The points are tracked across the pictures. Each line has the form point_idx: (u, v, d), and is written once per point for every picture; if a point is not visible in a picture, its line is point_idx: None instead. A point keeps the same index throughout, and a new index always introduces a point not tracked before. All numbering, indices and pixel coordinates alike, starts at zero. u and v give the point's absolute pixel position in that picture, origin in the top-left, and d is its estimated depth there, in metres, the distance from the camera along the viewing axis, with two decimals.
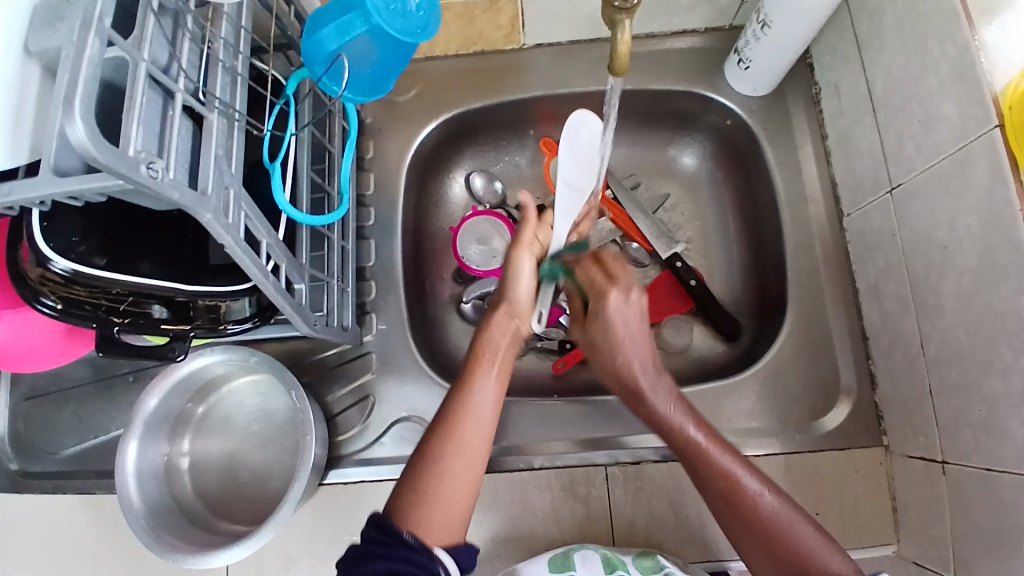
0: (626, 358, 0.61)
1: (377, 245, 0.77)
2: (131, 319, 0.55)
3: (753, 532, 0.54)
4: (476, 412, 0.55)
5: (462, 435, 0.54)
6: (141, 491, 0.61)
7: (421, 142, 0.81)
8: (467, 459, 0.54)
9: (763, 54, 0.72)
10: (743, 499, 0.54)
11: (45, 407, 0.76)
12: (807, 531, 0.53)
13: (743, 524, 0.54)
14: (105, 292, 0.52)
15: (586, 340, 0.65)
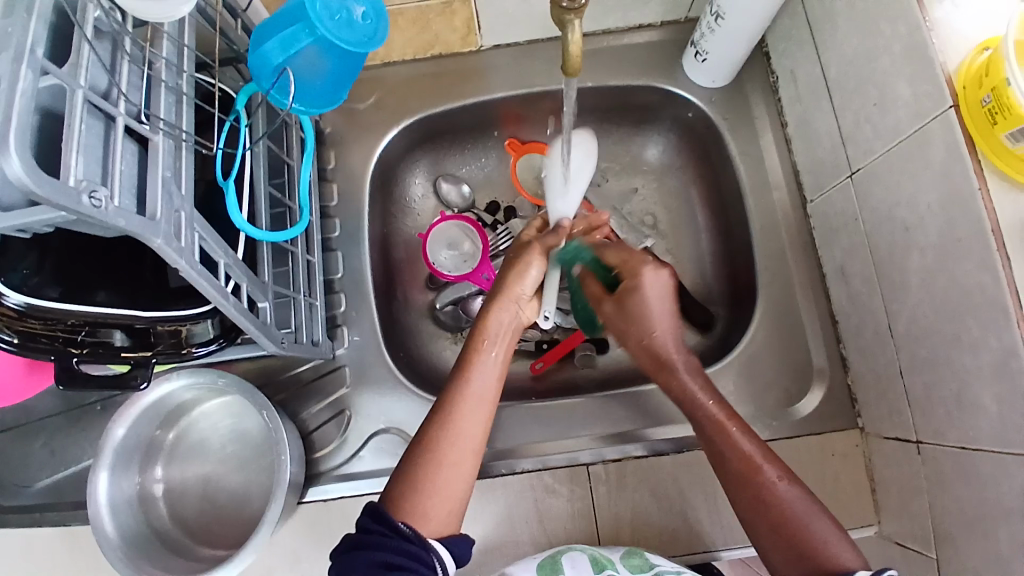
0: (658, 335, 0.63)
1: (344, 256, 0.76)
2: (91, 348, 0.54)
3: (771, 520, 0.53)
4: (471, 404, 0.56)
5: (458, 425, 0.55)
6: (116, 522, 0.59)
7: (383, 150, 0.80)
8: (458, 453, 0.55)
9: (720, 45, 0.72)
10: (757, 483, 0.54)
11: (11, 442, 0.74)
12: (815, 513, 0.52)
13: (754, 509, 0.54)
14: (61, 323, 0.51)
15: (615, 316, 0.65)
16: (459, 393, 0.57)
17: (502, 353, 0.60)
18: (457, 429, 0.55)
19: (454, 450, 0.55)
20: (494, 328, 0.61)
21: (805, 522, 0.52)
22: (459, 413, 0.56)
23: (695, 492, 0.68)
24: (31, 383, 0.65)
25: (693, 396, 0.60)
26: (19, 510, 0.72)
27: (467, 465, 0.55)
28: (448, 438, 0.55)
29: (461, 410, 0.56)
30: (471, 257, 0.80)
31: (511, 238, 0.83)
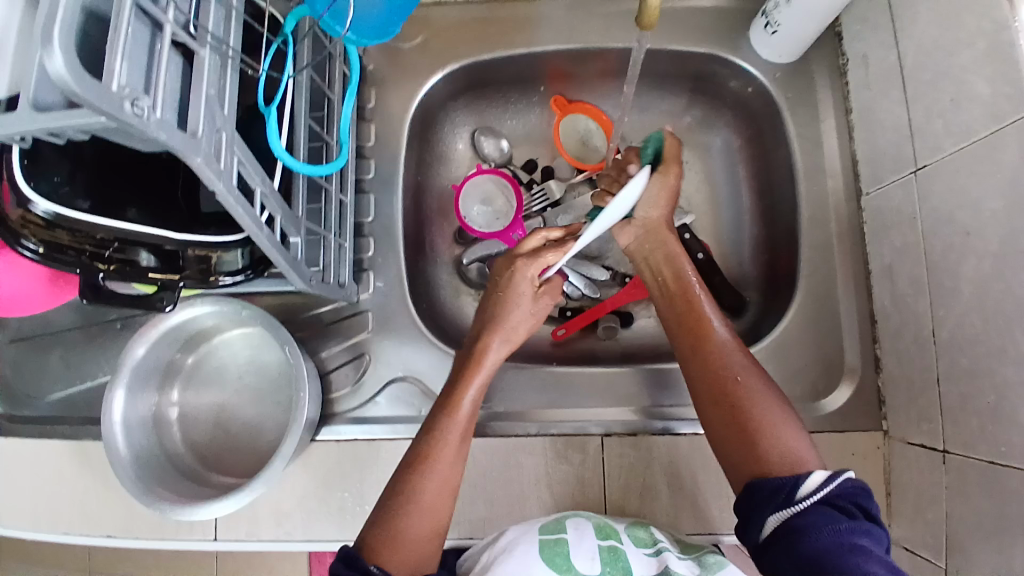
0: (661, 226, 0.66)
1: (377, 199, 0.75)
2: (117, 265, 0.53)
3: (719, 394, 0.56)
4: (453, 458, 0.56)
5: (433, 473, 0.55)
6: (129, 441, 0.59)
7: (425, 94, 0.77)
8: (433, 502, 0.55)
9: (792, 17, 0.68)
10: (710, 353, 0.58)
11: (31, 352, 0.74)
12: (770, 402, 0.55)
13: (708, 385, 0.57)
14: (90, 237, 0.50)
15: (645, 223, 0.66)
16: (440, 441, 0.57)
17: (481, 392, 0.61)
18: (436, 475, 0.56)
19: (433, 495, 0.55)
20: (480, 376, 0.61)
21: (763, 414, 0.54)
22: (441, 463, 0.56)
23: (708, 476, 0.67)
24: (56, 294, 0.65)
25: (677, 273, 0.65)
26: (34, 420, 0.72)
27: (443, 506, 0.56)
28: (424, 486, 0.55)
29: (440, 457, 0.56)
30: (504, 215, 0.78)
31: (546, 200, 0.81)
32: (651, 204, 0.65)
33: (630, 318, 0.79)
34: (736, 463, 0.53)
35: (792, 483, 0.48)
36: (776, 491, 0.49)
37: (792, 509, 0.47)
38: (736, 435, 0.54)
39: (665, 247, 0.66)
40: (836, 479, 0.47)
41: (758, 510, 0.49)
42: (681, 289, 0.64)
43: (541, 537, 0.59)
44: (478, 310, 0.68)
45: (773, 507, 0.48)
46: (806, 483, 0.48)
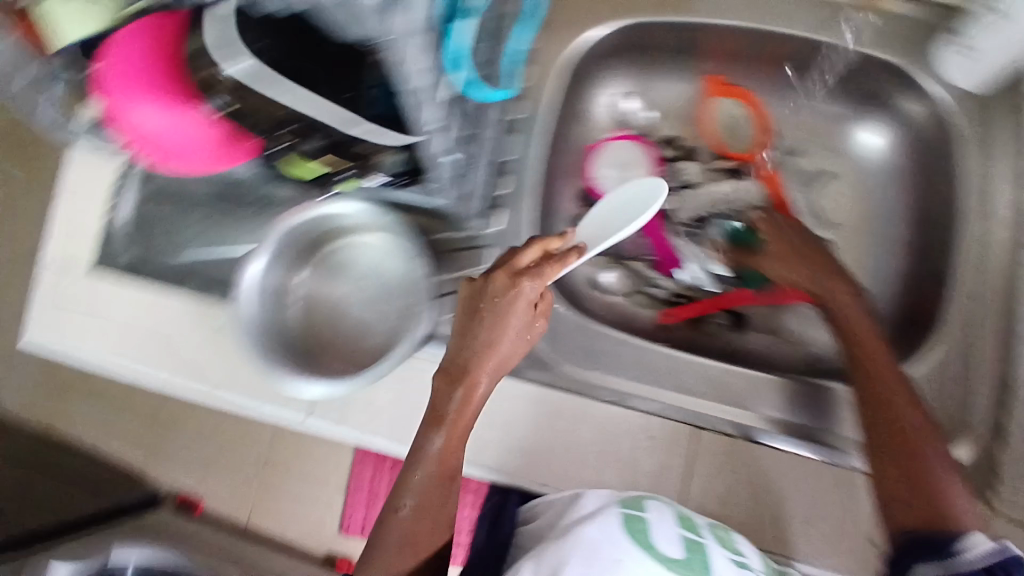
0: (831, 277, 0.68)
1: (522, 140, 0.72)
2: (294, 139, 0.53)
3: (903, 451, 0.57)
4: (419, 513, 0.60)
5: (405, 526, 0.60)
6: (258, 307, 0.63)
7: (588, 43, 0.72)
8: (420, 537, 0.60)
9: (990, 43, 0.62)
10: (893, 406, 0.59)
11: (165, 212, 0.77)
12: (947, 464, 0.56)
13: (885, 438, 0.59)
14: (274, 105, 0.50)
15: (805, 272, 0.69)
16: (412, 480, 0.60)
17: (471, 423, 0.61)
18: (416, 504, 0.60)
19: (422, 532, 0.60)
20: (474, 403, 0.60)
21: (934, 470, 0.56)
22: (417, 511, 0.60)
23: (793, 495, 0.67)
24: (222, 156, 0.58)
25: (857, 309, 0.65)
26: (162, 274, 0.75)
27: (435, 535, 0.61)
28: (401, 537, 0.60)
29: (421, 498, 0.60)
30: None
31: (680, 181, 0.78)
32: (788, 270, 0.70)
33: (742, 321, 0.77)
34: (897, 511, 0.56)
35: (948, 541, 0.52)
36: (933, 545, 0.53)
37: (949, 568, 0.51)
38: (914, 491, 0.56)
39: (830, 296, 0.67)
40: (1002, 548, 0.49)
41: (906, 557, 0.54)
42: (868, 338, 0.63)
43: (623, 511, 0.60)
44: (455, 333, 0.61)
45: (929, 560, 0.52)
46: (961, 545, 0.51)
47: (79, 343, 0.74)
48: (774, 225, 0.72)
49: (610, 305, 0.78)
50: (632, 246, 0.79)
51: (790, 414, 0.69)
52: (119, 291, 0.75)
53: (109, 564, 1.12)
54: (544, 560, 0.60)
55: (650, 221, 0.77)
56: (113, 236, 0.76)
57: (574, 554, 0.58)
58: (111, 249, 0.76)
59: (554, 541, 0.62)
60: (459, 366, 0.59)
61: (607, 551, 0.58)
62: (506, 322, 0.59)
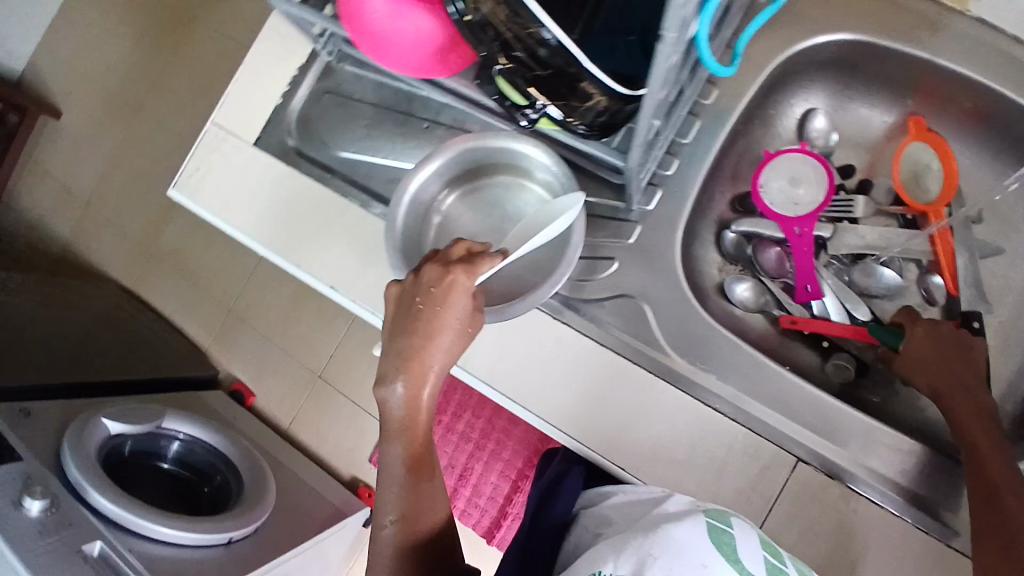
0: (957, 369, 0.64)
1: (702, 128, 0.71)
2: (513, 65, 0.51)
3: (1004, 542, 0.54)
4: (405, 514, 0.53)
5: (389, 536, 0.53)
6: (407, 217, 0.66)
7: (797, 52, 0.70)
8: (419, 524, 0.53)
9: None
10: (1005, 502, 0.55)
11: (336, 107, 0.78)
12: None
13: (990, 528, 0.55)
14: (521, 28, 0.46)
15: (929, 356, 0.65)
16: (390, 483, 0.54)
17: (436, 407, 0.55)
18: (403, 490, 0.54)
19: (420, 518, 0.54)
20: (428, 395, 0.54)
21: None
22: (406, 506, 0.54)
23: (876, 551, 0.64)
24: (429, 65, 0.59)
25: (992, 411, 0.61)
26: (320, 164, 0.77)
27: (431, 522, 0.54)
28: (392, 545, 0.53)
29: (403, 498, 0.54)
30: (802, 204, 0.73)
31: (845, 213, 0.75)
32: (916, 368, 0.65)
33: (864, 369, 0.73)
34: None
35: None
36: None
37: None
38: None
39: (950, 386, 0.63)
40: None
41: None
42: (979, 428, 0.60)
43: (707, 519, 0.57)
44: (387, 337, 0.55)
45: None
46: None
47: (225, 206, 0.78)
48: (911, 315, 0.68)
49: (732, 315, 0.77)
50: (774, 263, 0.76)
51: (900, 475, 0.65)
52: (272, 168, 0.77)
53: (162, 428, 1.20)
54: (628, 550, 0.54)
55: (804, 245, 0.73)
56: (283, 116, 0.79)
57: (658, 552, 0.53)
58: (280, 128, 0.79)
59: (637, 533, 0.57)
60: (392, 365, 0.53)
61: (693, 554, 0.52)
62: (444, 322, 0.54)
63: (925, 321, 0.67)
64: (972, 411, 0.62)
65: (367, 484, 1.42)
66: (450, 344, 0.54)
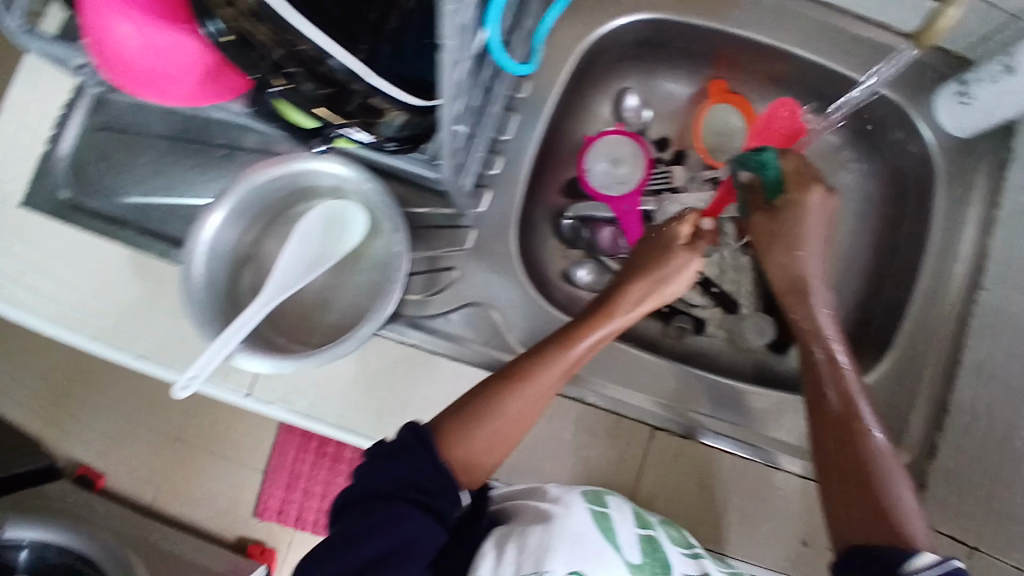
0: (807, 261, 0.65)
1: (521, 121, 0.70)
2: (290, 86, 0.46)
3: (850, 468, 0.53)
4: (536, 403, 0.56)
5: (524, 398, 0.55)
6: (208, 269, 0.58)
7: (604, 34, 0.71)
8: (481, 464, 0.54)
9: (997, 96, 0.65)
10: (854, 427, 0.55)
11: (117, 147, 0.68)
12: (902, 479, 0.52)
13: (835, 457, 0.54)
14: (286, 45, 0.42)
15: (785, 244, 0.65)
16: (542, 368, 0.56)
17: (597, 344, 0.60)
18: (521, 405, 0.55)
19: (483, 450, 0.54)
20: (624, 308, 0.61)
21: (890, 495, 0.51)
22: (511, 416, 0.55)
23: (738, 500, 0.68)
24: (198, 93, 0.52)
25: (814, 317, 0.63)
26: (102, 216, 0.67)
27: (487, 461, 0.55)
28: (500, 426, 0.54)
29: (491, 420, 0.54)
30: (626, 182, 0.76)
31: (666, 183, 0.77)
32: (776, 267, 0.66)
33: (702, 326, 0.79)
34: (844, 521, 0.52)
35: (901, 556, 0.46)
36: (876, 557, 0.47)
37: None
38: (853, 507, 0.52)
39: (797, 291, 0.65)
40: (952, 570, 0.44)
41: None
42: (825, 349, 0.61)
43: (590, 505, 0.57)
44: (651, 238, 0.66)
45: None
46: (915, 558, 0.45)
47: None
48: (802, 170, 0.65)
49: (579, 299, 0.78)
50: (609, 242, 0.77)
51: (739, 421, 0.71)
52: (44, 228, 0.65)
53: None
54: (527, 544, 0.50)
55: (632, 222, 0.75)
56: (50, 164, 0.67)
57: (557, 543, 0.50)
58: (47, 179, 0.67)
59: (528, 524, 0.53)
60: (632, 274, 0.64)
61: (587, 543, 0.51)
62: (663, 268, 0.63)
63: (818, 189, 0.63)
64: (806, 327, 0.63)
65: (257, 541, 1.30)
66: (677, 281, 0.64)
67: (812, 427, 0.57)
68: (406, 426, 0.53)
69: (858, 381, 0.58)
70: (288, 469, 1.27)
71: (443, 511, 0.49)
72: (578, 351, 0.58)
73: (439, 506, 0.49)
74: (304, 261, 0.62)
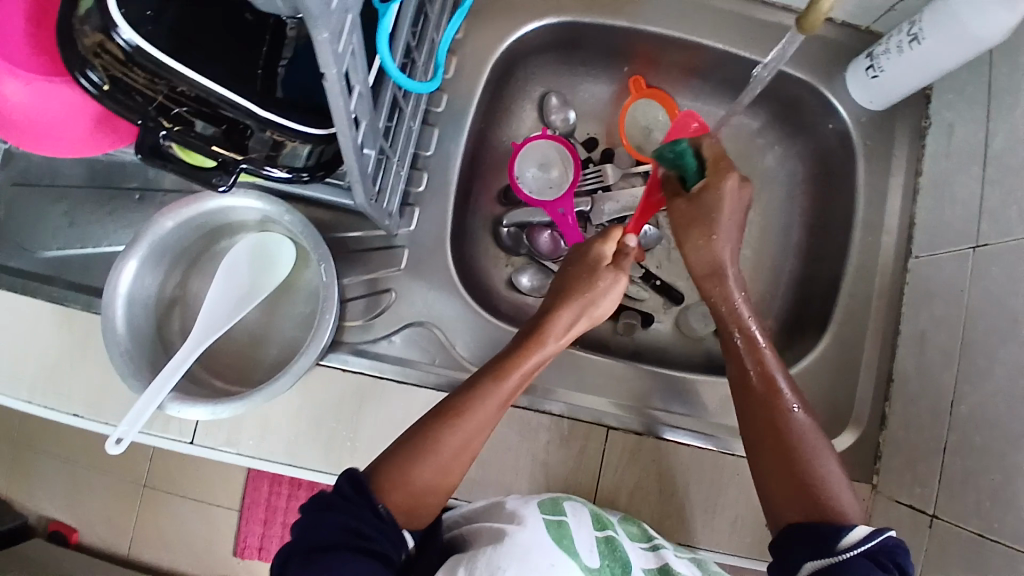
0: (722, 245, 0.62)
1: (441, 135, 0.70)
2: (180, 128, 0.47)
3: (777, 445, 0.54)
4: (470, 441, 0.54)
5: (459, 435, 0.54)
6: (128, 318, 0.56)
7: (515, 41, 0.72)
8: (424, 503, 0.53)
9: (901, 67, 0.67)
10: (775, 403, 0.56)
11: (33, 201, 0.67)
12: (825, 454, 0.53)
13: (763, 433, 0.55)
14: (167, 87, 0.45)
15: (700, 233, 0.62)
16: (478, 403, 0.54)
17: (529, 375, 0.57)
18: (461, 441, 0.54)
19: (421, 495, 0.52)
20: (555, 332, 0.59)
21: (822, 470, 0.52)
22: (450, 455, 0.53)
23: (698, 489, 0.68)
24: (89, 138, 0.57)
25: (734, 307, 0.62)
26: (21, 272, 0.65)
27: (428, 502, 0.53)
28: (437, 465, 0.53)
29: (429, 460, 0.53)
30: (557, 185, 0.76)
31: (599, 182, 0.77)
32: (693, 254, 0.63)
33: (650, 320, 0.79)
34: (778, 505, 0.53)
35: (836, 532, 0.48)
36: (821, 536, 0.48)
37: (834, 558, 0.47)
38: (791, 488, 0.52)
39: (715, 274, 0.63)
40: (881, 535, 0.47)
41: (796, 553, 0.49)
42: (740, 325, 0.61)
43: (544, 516, 0.56)
44: (580, 255, 0.64)
45: (814, 553, 0.48)
46: (847, 534, 0.47)
47: None
48: (718, 157, 0.62)
49: (525, 305, 0.77)
50: (549, 247, 0.76)
51: (694, 411, 0.71)
52: None
53: None
54: (476, 568, 0.49)
55: (569, 223, 0.74)
56: None
57: (507, 558, 0.49)
58: None
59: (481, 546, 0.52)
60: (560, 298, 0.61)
61: (539, 554, 0.50)
62: (590, 287, 0.60)
63: (734, 175, 0.61)
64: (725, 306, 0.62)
65: None
66: (608, 298, 0.61)
67: (740, 416, 0.57)
68: (341, 476, 0.51)
69: (772, 349, 0.59)
70: (263, 504, 1.18)
71: (388, 554, 0.48)
72: (511, 384, 0.56)
73: (382, 548, 0.48)
74: (229, 296, 0.61)
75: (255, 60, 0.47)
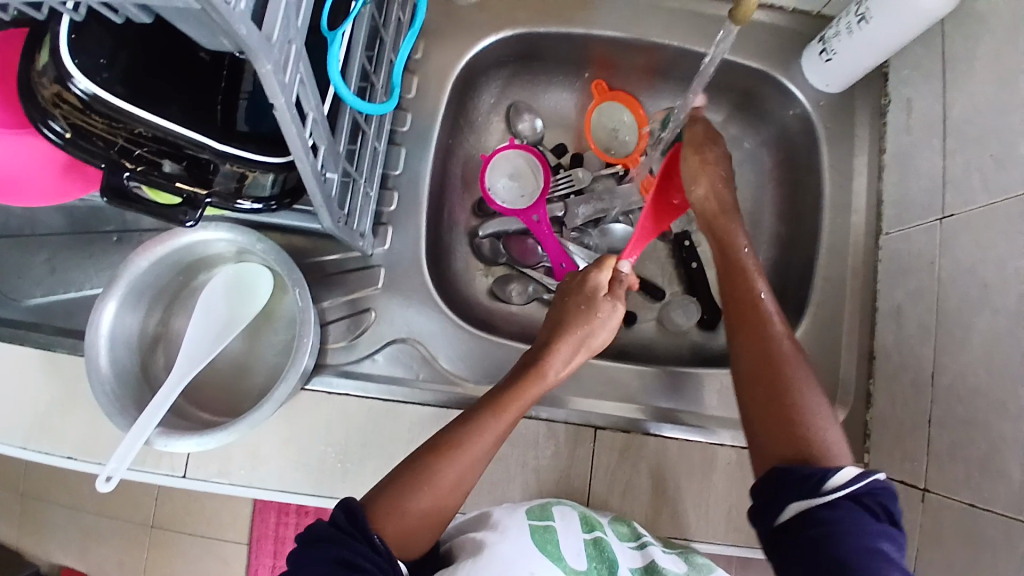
0: (728, 183, 0.63)
1: (408, 153, 0.72)
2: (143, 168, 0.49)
3: (769, 380, 0.55)
4: (464, 478, 0.55)
5: (454, 469, 0.54)
6: (112, 359, 0.57)
7: (474, 55, 0.73)
8: (414, 537, 0.52)
9: (853, 48, 0.68)
10: (767, 334, 0.57)
11: (15, 252, 0.69)
12: (821, 401, 0.54)
13: (760, 361, 0.56)
14: (127, 130, 0.46)
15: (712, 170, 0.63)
16: (473, 438, 0.55)
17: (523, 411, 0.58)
18: (455, 476, 0.54)
19: (413, 525, 0.52)
20: (553, 363, 0.60)
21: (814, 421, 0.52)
22: (439, 496, 0.53)
23: (691, 483, 0.69)
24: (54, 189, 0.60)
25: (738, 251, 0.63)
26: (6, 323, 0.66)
27: (420, 540, 0.53)
28: (431, 502, 0.53)
29: (422, 495, 0.53)
30: (529, 194, 0.77)
31: (570, 186, 0.78)
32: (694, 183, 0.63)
33: (633, 318, 0.79)
34: (766, 441, 0.53)
35: (824, 474, 0.48)
36: (807, 478, 0.48)
37: (818, 499, 0.47)
38: (778, 425, 0.53)
39: (719, 217, 0.64)
40: (868, 475, 0.47)
41: (782, 493, 0.49)
42: (737, 266, 0.62)
43: (529, 522, 0.57)
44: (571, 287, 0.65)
45: (801, 493, 0.48)
46: (837, 474, 0.47)
47: None
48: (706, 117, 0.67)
49: (508, 314, 0.78)
50: (524, 253, 0.77)
51: (682, 405, 0.72)
52: None
53: None
54: None
55: (545, 229, 0.75)
56: None
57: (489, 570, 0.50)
58: None
59: (462, 561, 0.52)
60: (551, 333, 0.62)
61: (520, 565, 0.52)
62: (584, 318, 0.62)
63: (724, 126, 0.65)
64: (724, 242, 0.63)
65: None
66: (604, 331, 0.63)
67: (734, 352, 0.58)
68: (338, 507, 0.51)
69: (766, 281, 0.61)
70: (272, 535, 1.18)
71: None
72: (508, 416, 0.57)
73: None
74: (209, 330, 0.62)
75: (214, 95, 0.50)
